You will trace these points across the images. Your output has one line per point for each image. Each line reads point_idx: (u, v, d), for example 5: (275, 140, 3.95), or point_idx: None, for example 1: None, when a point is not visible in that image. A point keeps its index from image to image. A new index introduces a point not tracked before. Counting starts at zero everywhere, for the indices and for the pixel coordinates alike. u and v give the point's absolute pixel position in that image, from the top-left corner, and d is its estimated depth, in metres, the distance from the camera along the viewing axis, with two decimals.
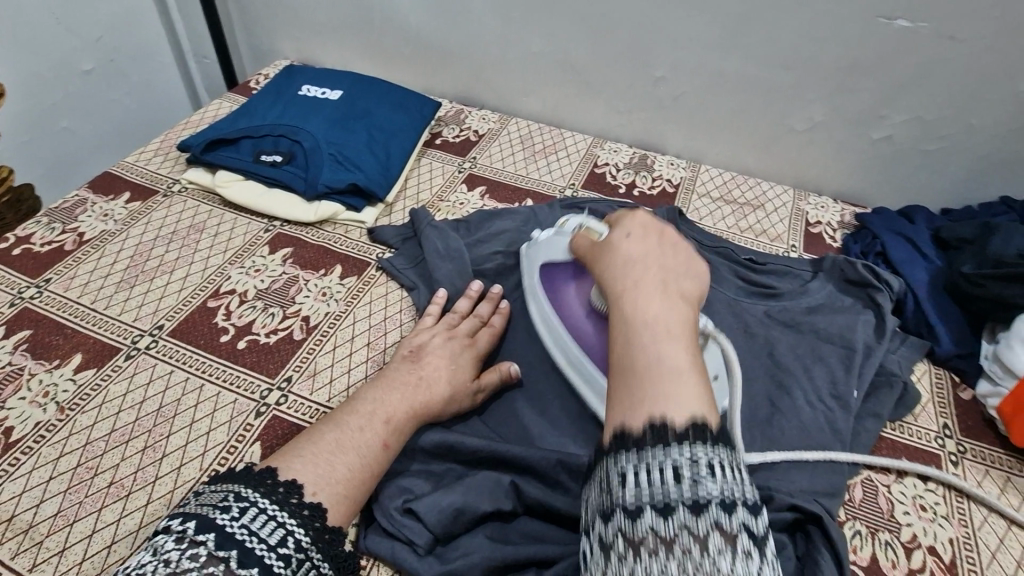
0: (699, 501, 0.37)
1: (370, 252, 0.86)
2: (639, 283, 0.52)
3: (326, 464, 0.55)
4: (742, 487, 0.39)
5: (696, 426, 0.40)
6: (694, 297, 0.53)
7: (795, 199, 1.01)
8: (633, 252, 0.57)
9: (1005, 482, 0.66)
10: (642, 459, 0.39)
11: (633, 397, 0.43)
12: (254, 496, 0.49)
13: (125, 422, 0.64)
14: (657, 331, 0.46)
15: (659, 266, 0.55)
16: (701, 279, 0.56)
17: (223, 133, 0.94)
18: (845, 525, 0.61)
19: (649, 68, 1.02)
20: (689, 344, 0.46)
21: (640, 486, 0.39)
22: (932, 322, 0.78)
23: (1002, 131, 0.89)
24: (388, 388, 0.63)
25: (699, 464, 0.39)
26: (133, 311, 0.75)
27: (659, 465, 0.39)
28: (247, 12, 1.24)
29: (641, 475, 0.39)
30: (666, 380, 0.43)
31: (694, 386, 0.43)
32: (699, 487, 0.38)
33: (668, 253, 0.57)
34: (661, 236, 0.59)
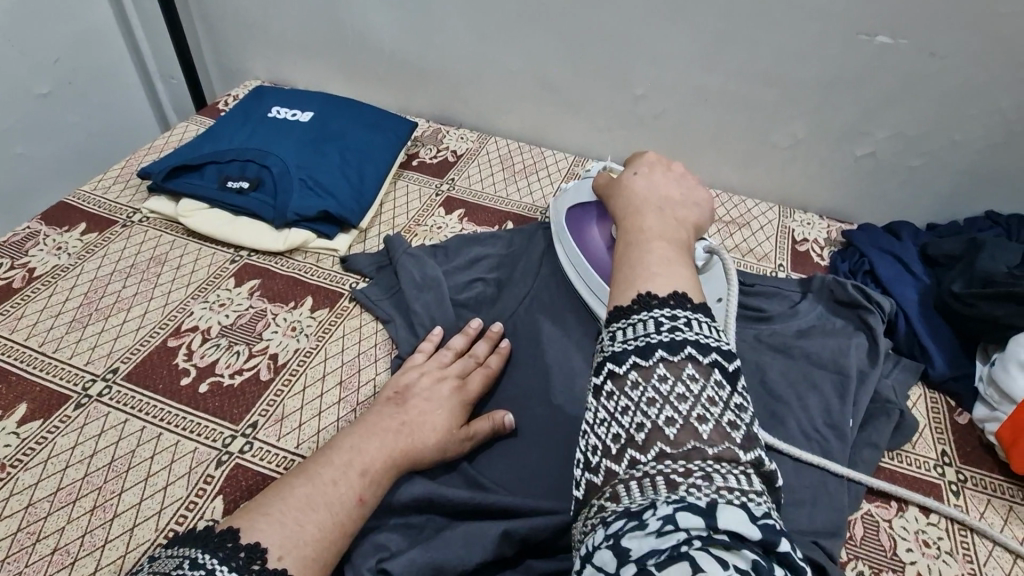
0: (676, 342, 0.43)
1: (343, 282, 0.82)
2: (639, 209, 0.60)
3: (295, 524, 0.50)
4: (717, 337, 0.45)
5: (677, 296, 0.46)
6: (690, 222, 0.59)
7: (780, 217, 1.00)
8: (637, 183, 0.65)
9: (1008, 512, 0.63)
10: (630, 321, 0.45)
11: (628, 281, 0.49)
12: (211, 562, 0.44)
13: (73, 479, 0.59)
14: (649, 236, 0.55)
15: (661, 196, 0.62)
16: (700, 206, 0.63)
17: (186, 159, 0.90)
18: (847, 566, 0.58)
19: (629, 86, 1.00)
20: (676, 247, 0.54)
21: (628, 339, 0.44)
22: (924, 343, 0.76)
23: (984, 145, 0.88)
24: (367, 435, 0.58)
25: (677, 319, 0.44)
26: (85, 353, 0.70)
27: (642, 321, 0.45)
28: (214, 30, 1.20)
29: (628, 331, 0.45)
30: (655, 269, 0.50)
31: (679, 271, 0.50)
32: (676, 333, 0.43)
33: (668, 186, 0.64)
34: (666, 170, 0.66)
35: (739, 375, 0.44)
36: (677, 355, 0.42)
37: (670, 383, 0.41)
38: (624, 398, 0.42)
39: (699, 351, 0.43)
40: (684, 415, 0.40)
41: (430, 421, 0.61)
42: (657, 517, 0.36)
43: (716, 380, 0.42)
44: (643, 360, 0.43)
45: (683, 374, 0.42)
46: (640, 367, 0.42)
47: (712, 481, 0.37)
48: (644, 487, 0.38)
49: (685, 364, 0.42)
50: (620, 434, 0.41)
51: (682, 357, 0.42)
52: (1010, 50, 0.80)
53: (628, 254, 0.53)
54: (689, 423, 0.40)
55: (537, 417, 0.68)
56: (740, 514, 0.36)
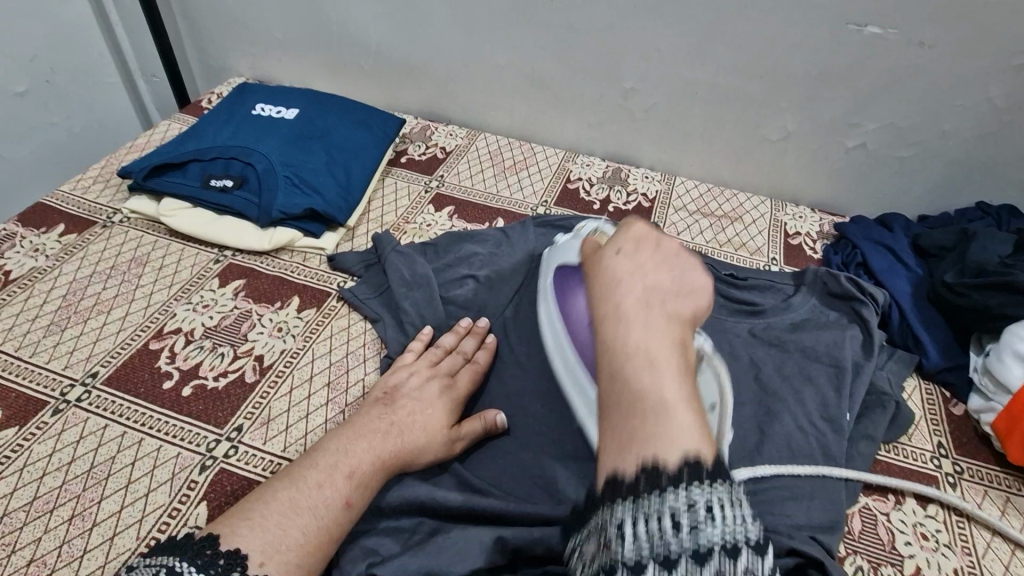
0: (700, 548, 0.35)
1: (331, 281, 0.81)
2: (618, 309, 0.49)
3: (277, 529, 0.48)
4: (742, 522, 0.37)
5: (690, 466, 0.38)
6: (684, 319, 0.48)
7: (772, 210, 0.99)
8: (615, 265, 0.52)
9: (1004, 503, 0.63)
10: (640, 509, 0.37)
11: (623, 441, 0.41)
12: (187, 570, 0.43)
13: (49, 488, 0.57)
14: (637, 362, 0.44)
15: (646, 285, 0.50)
16: (700, 296, 0.50)
17: (168, 157, 0.88)
18: (846, 561, 0.57)
19: (619, 79, 0.99)
20: (674, 372, 0.43)
21: (639, 539, 0.36)
22: (918, 334, 0.76)
23: (974, 136, 0.88)
24: (354, 436, 0.57)
25: (697, 509, 0.36)
26: (64, 358, 0.68)
27: (659, 515, 0.36)
28: (197, 27, 1.18)
29: (640, 526, 0.36)
30: (653, 418, 0.40)
31: (684, 418, 0.40)
32: (700, 534, 0.36)
33: (658, 270, 0.51)
34: (656, 248, 0.53)
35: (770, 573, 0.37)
36: (704, 566, 0.35)
37: None
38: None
39: (728, 559, 0.36)
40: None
41: (419, 420, 0.60)
42: None
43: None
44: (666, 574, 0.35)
45: None
46: None
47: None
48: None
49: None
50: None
51: (710, 570, 0.35)
52: (999, 40, 0.79)
53: (617, 389, 0.44)
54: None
55: (530, 416, 0.67)
56: None
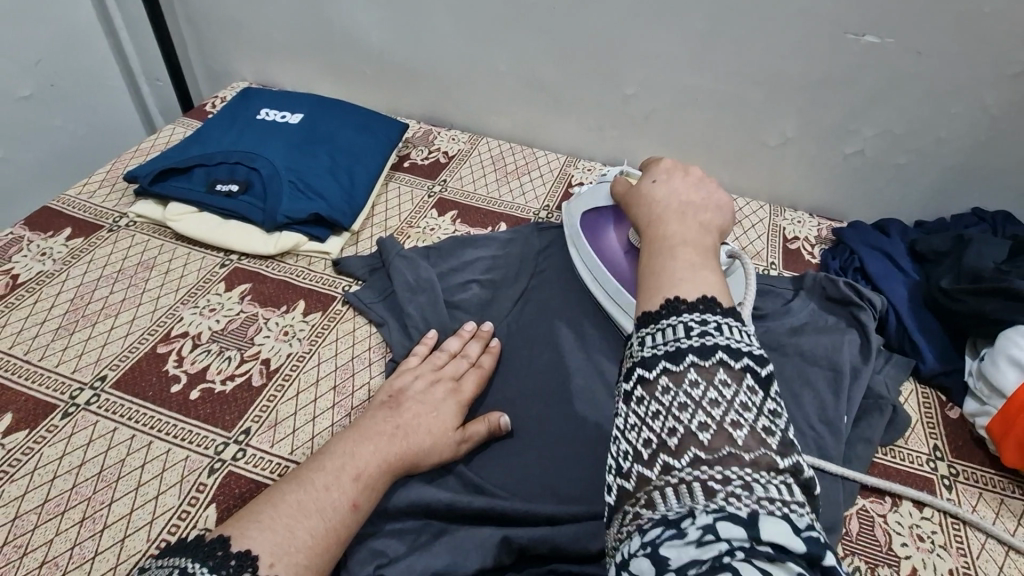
0: (708, 347, 0.41)
1: (336, 286, 0.81)
2: (659, 215, 0.58)
3: (286, 531, 0.49)
4: (750, 341, 0.43)
5: (706, 300, 0.44)
6: (716, 228, 0.57)
7: (771, 215, 1.00)
8: (654, 186, 0.63)
9: (999, 505, 0.64)
10: (659, 325, 0.43)
11: (650, 290, 0.47)
12: (200, 572, 0.44)
13: (60, 491, 0.58)
14: (672, 243, 0.53)
15: (679, 199, 0.60)
16: (724, 212, 0.59)
17: (173, 161, 0.88)
18: (844, 561, 0.59)
19: (620, 86, 1.00)
20: (702, 252, 0.51)
21: (656, 343, 0.43)
22: (915, 339, 0.77)
23: (969, 144, 0.89)
24: (360, 439, 0.58)
25: (709, 324, 0.43)
26: (72, 361, 0.69)
27: (673, 326, 0.43)
28: (200, 32, 1.19)
29: (657, 336, 0.43)
30: (681, 276, 0.47)
31: (706, 278, 0.47)
32: (708, 337, 0.42)
33: (689, 191, 0.61)
34: (686, 175, 0.63)
35: (773, 381, 0.42)
36: (708, 358, 0.41)
37: (703, 390, 0.40)
38: (654, 403, 0.40)
39: (731, 356, 0.41)
40: (719, 421, 0.39)
41: (425, 423, 0.61)
42: (696, 526, 0.34)
43: (748, 384, 0.40)
44: (674, 365, 0.41)
45: (716, 380, 0.40)
46: (672, 371, 0.41)
47: (755, 492, 0.36)
48: (680, 495, 0.36)
49: (718, 369, 0.40)
50: (651, 440, 0.39)
51: (713, 361, 0.41)
52: (993, 50, 0.81)
53: (652, 261, 0.51)
54: (724, 429, 0.38)
55: (533, 419, 0.68)
56: (783, 527, 0.34)
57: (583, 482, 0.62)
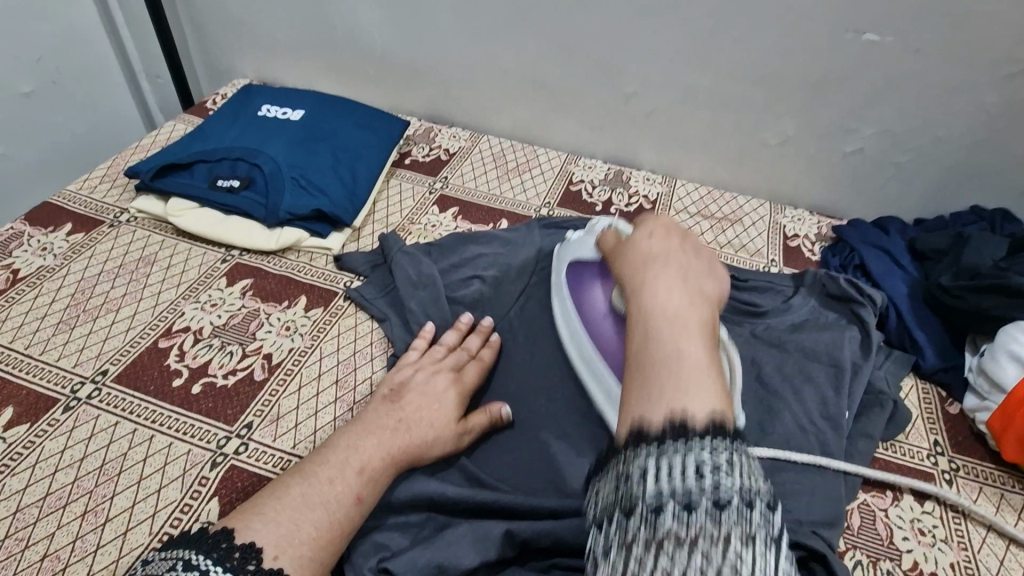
0: (721, 498, 0.33)
1: (338, 281, 0.81)
2: (655, 278, 0.48)
3: (289, 524, 0.49)
4: (762, 486, 0.35)
5: (717, 424, 0.36)
6: (716, 302, 0.48)
7: (771, 213, 1.01)
8: (651, 246, 0.53)
9: (999, 499, 0.64)
10: (663, 455, 0.35)
11: (650, 391, 0.38)
12: (204, 563, 0.44)
13: (62, 484, 0.58)
14: (671, 321, 0.43)
15: (680, 260, 0.50)
16: (723, 284, 0.51)
17: (176, 157, 0.88)
18: (846, 555, 0.59)
19: (621, 84, 1.00)
20: (708, 338, 0.42)
21: (660, 481, 0.34)
22: (915, 335, 0.77)
23: (968, 142, 0.90)
24: (362, 433, 0.58)
25: (723, 465, 0.34)
26: (74, 356, 0.69)
27: (680, 460, 0.34)
28: (201, 29, 1.19)
29: (661, 470, 0.34)
30: (684, 377, 0.38)
31: (712, 381, 0.39)
32: (722, 484, 0.33)
33: (687, 253, 0.52)
34: (684, 237, 0.55)
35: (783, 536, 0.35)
36: (722, 515, 0.33)
37: (717, 556, 0.31)
38: (658, 571, 0.32)
39: (746, 511, 0.33)
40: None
41: (428, 416, 0.61)
42: None
43: (763, 548, 0.33)
44: (681, 519, 0.33)
45: (731, 545, 0.32)
46: (679, 527, 0.32)
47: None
48: None
49: (732, 531, 0.32)
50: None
51: (729, 520, 0.33)
52: (992, 49, 0.81)
53: (652, 345, 0.41)
54: None
55: (536, 414, 0.68)
56: None
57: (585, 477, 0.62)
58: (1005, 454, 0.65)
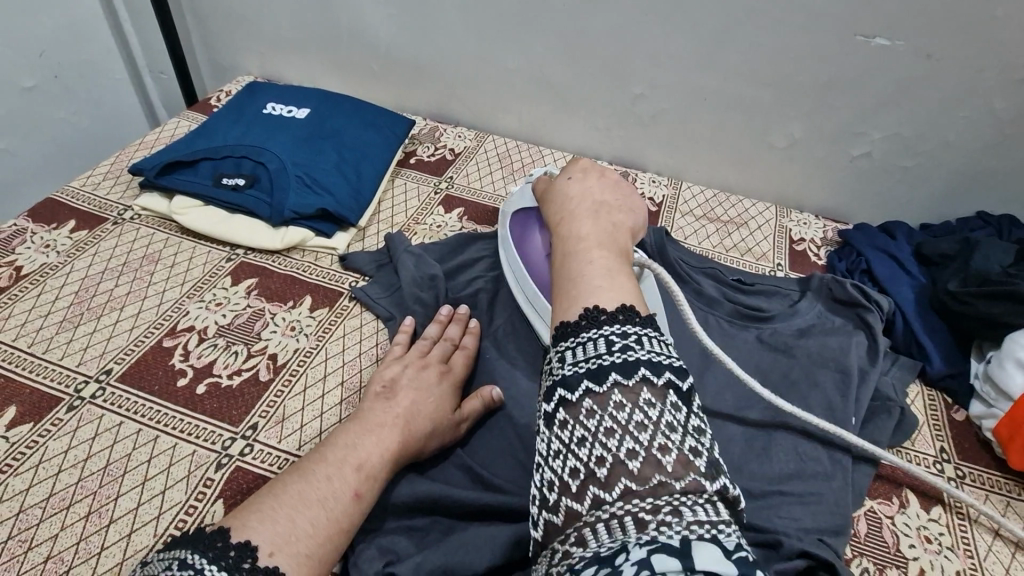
0: (629, 363, 0.42)
1: (342, 281, 0.81)
2: (576, 213, 0.61)
3: (286, 520, 0.48)
4: (669, 353, 0.44)
5: (624, 310, 0.46)
6: (626, 228, 0.60)
7: (777, 216, 1.00)
8: (572, 189, 0.64)
9: (1005, 507, 0.64)
10: (580, 341, 0.44)
11: (571, 296, 0.50)
12: (200, 562, 0.43)
13: (65, 485, 0.57)
14: (588, 245, 0.55)
15: (595, 200, 0.62)
16: (637, 214, 0.63)
17: (179, 155, 0.88)
18: (852, 563, 0.59)
19: (628, 84, 0.99)
20: (615, 253, 0.55)
21: (579, 360, 0.43)
22: (922, 341, 0.77)
23: (976, 147, 0.89)
24: (362, 432, 0.58)
25: (627, 337, 0.44)
26: (77, 354, 0.68)
27: (594, 343, 0.44)
28: (205, 25, 1.18)
29: (579, 352, 0.44)
30: (598, 281, 0.50)
31: (623, 283, 0.50)
32: (629, 351, 0.43)
33: (605, 192, 0.64)
34: (599, 176, 0.66)
35: (694, 395, 0.44)
36: (630, 376, 0.42)
37: (627, 410, 0.40)
38: (581, 427, 0.41)
39: (652, 372, 0.42)
40: (645, 445, 0.39)
41: (428, 409, 0.62)
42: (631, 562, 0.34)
43: (670, 402, 0.41)
44: (597, 385, 0.42)
45: (640, 399, 0.41)
46: (594, 391, 0.41)
47: (680, 512, 0.37)
48: (612, 530, 0.37)
49: (641, 388, 0.41)
50: (579, 469, 0.39)
51: (637, 379, 0.41)
52: (1001, 54, 0.81)
53: (570, 264, 0.53)
54: (651, 453, 0.39)
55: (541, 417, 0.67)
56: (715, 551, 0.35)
57: None
58: (1010, 462, 0.65)
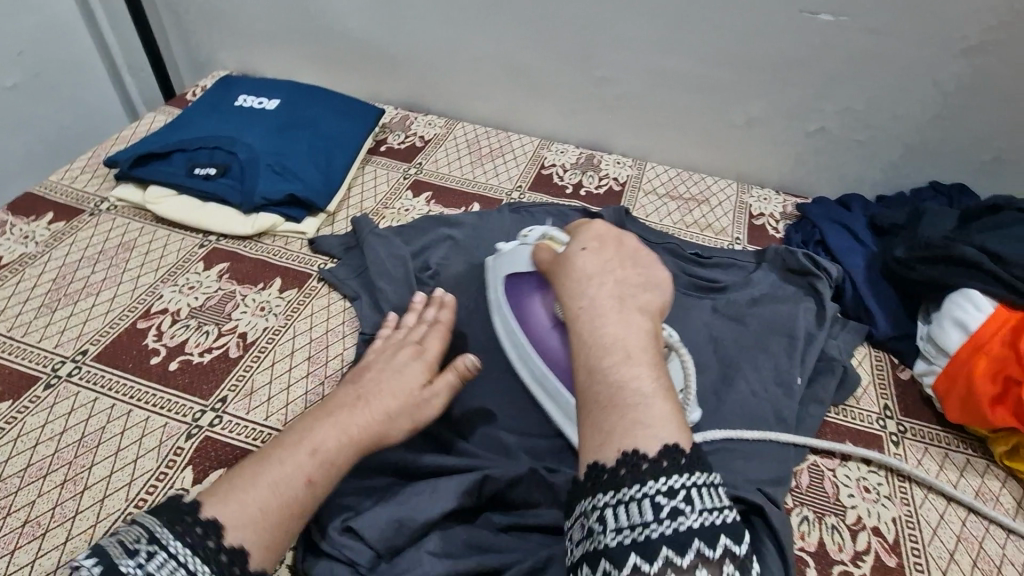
0: (679, 533, 0.43)
1: (311, 264, 0.84)
2: (595, 304, 0.56)
3: (239, 503, 0.50)
4: (720, 513, 0.45)
5: (669, 453, 0.46)
6: (653, 312, 0.57)
7: (738, 193, 1.03)
8: (587, 270, 0.59)
9: (944, 458, 0.67)
10: (622, 500, 0.44)
11: (605, 430, 0.48)
12: (168, 539, 0.46)
13: (43, 456, 0.60)
14: (615, 357, 0.52)
15: (617, 281, 0.58)
16: (660, 291, 0.60)
17: (154, 147, 0.91)
18: (793, 512, 0.61)
19: (590, 68, 1.02)
20: (637, 356, 0.52)
21: (623, 525, 0.43)
22: (869, 307, 0.80)
23: (925, 119, 0.92)
24: (323, 417, 0.57)
25: (676, 498, 0.44)
26: (55, 336, 0.71)
27: (640, 504, 0.44)
28: (180, 21, 1.21)
29: (623, 515, 0.44)
30: (631, 406, 0.49)
31: (659, 408, 0.49)
32: (679, 520, 0.43)
33: (624, 267, 0.60)
34: (617, 246, 0.62)
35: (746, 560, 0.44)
36: (682, 551, 0.42)
37: None
38: None
39: (705, 544, 0.42)
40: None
41: (405, 391, 0.61)
42: None
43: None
44: (646, 562, 0.41)
45: None
46: (644, 569, 0.41)
47: None
48: None
49: (695, 565, 0.42)
50: None
51: (688, 555, 0.42)
52: (941, 27, 0.84)
53: (599, 387, 0.51)
54: None
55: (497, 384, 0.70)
56: None
57: (541, 440, 0.65)
58: (949, 416, 0.68)
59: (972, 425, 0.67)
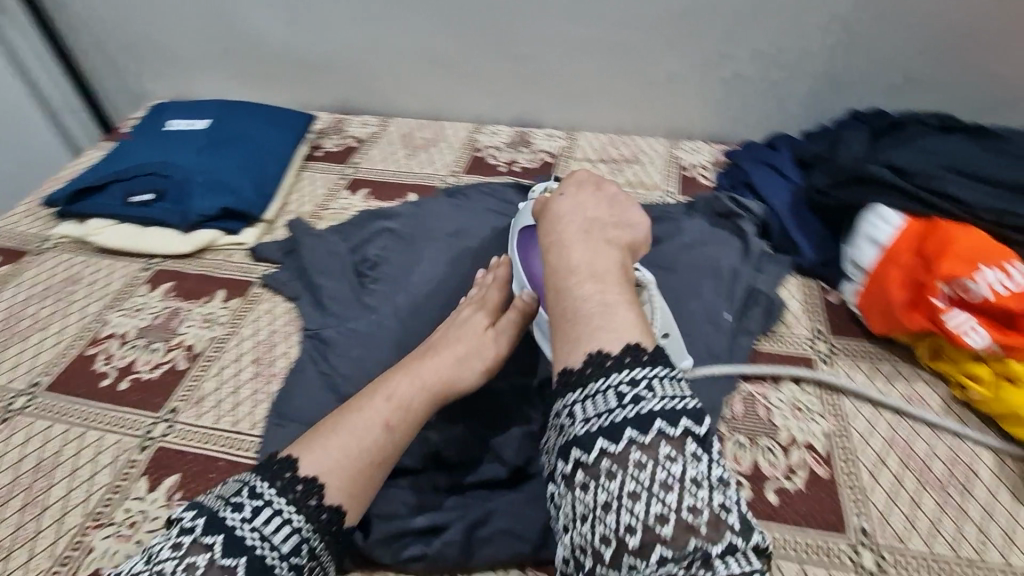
0: (643, 415, 0.44)
1: (253, 272, 0.86)
2: (564, 238, 0.58)
3: (325, 454, 0.51)
4: (682, 396, 0.45)
5: (631, 351, 0.47)
6: (622, 245, 0.59)
7: (669, 148, 1.05)
8: (561, 207, 0.62)
9: (873, 370, 0.69)
10: (588, 395, 0.46)
11: (572, 339, 0.50)
12: (269, 493, 0.47)
13: (3, 485, 0.63)
14: (581, 277, 0.54)
15: (590, 218, 0.60)
16: (635, 230, 0.61)
17: (90, 181, 0.93)
18: (728, 439, 0.63)
19: (508, 46, 1.04)
20: (597, 278, 0.53)
21: (590, 416, 0.45)
22: (793, 238, 0.83)
23: (834, 50, 0.94)
24: (394, 369, 0.59)
25: (638, 384, 0.45)
26: (8, 373, 0.74)
27: (603, 395, 0.45)
28: (108, 56, 1.23)
29: (589, 407, 0.45)
30: (596, 318, 0.50)
31: (624, 318, 0.50)
32: (641, 404, 0.44)
33: (599, 206, 0.62)
34: (596, 187, 0.64)
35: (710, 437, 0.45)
36: (647, 431, 0.43)
37: (648, 469, 0.42)
38: (603, 493, 0.43)
39: (667, 424, 0.43)
40: (674, 510, 0.41)
41: (470, 334, 0.62)
42: None
43: (692, 452, 0.43)
44: (613, 444, 0.43)
45: (661, 456, 0.43)
46: (610, 451, 0.43)
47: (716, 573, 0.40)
48: None
49: (659, 443, 0.43)
50: (610, 537, 0.42)
51: (653, 434, 0.43)
52: None
53: (565, 302, 0.53)
54: (681, 517, 0.41)
55: None
56: None
57: None
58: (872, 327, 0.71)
59: (894, 333, 0.70)
